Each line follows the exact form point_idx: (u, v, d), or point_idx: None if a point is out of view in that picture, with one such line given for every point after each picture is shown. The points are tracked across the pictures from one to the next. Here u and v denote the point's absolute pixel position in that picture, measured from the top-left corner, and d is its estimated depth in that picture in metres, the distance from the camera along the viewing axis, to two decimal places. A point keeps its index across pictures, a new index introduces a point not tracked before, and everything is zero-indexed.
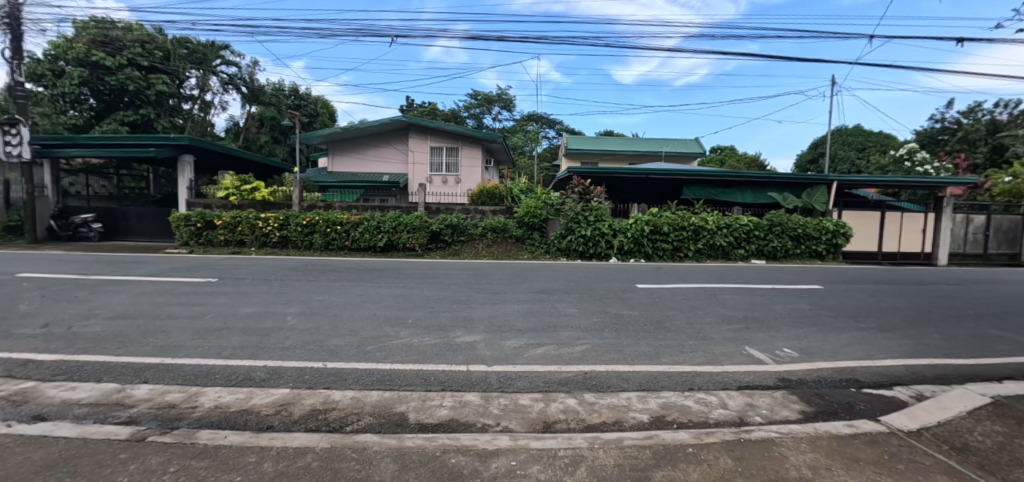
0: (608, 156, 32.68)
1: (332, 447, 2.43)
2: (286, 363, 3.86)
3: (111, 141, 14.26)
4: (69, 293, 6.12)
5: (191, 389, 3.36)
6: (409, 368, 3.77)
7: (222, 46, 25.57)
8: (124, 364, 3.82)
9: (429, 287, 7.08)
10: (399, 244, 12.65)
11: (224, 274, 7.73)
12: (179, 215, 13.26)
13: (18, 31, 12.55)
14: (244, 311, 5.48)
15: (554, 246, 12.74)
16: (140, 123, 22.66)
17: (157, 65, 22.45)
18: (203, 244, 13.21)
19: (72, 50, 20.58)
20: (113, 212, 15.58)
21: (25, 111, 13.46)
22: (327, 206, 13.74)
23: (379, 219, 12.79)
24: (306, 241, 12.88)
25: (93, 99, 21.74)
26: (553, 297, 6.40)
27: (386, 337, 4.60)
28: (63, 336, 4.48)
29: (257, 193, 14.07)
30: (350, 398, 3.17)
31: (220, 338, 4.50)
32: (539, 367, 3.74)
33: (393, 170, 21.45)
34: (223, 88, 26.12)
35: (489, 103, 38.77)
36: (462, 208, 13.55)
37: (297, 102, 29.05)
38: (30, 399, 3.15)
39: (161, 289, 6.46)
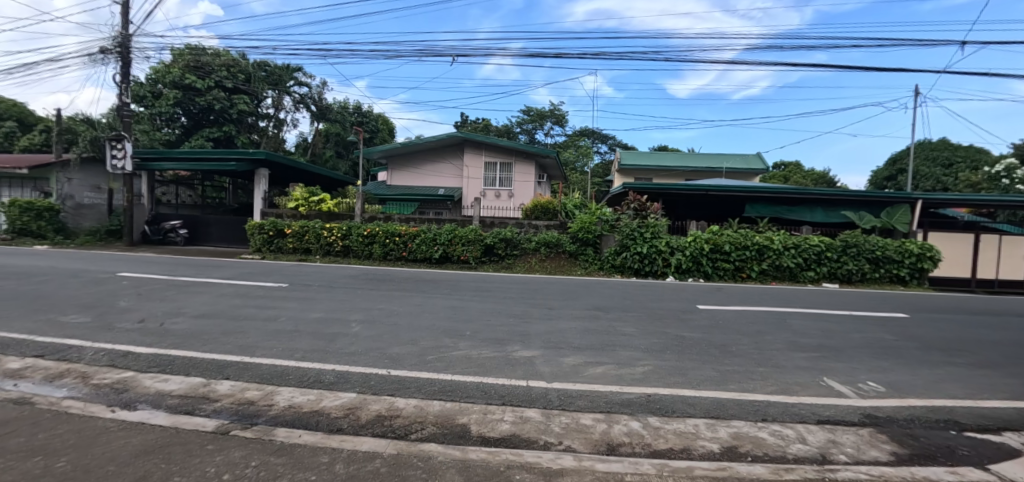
0: (657, 171, 31.95)
1: (399, 453, 2.50)
2: (353, 368, 4.03)
3: (198, 155, 15.76)
4: (160, 292, 6.77)
5: (268, 387, 3.58)
6: (468, 380, 3.81)
7: (295, 69, 27.66)
8: (209, 360, 4.15)
9: (484, 300, 7.17)
10: (454, 256, 12.95)
11: (293, 280, 8.26)
12: (254, 223, 14.34)
13: (126, 58, 14.26)
14: (312, 316, 5.80)
15: (609, 263, 12.57)
16: (223, 139, 24.92)
17: (240, 86, 24.80)
18: (274, 251, 14.18)
19: (170, 74, 23.29)
20: (197, 219, 17.07)
21: (129, 128, 15.17)
22: (387, 217, 14.39)
23: (435, 231, 13.18)
24: (366, 251, 13.50)
25: (184, 117, 24.18)
26: (609, 315, 6.27)
27: (445, 348, 4.68)
28: (156, 331, 4.96)
29: (323, 204, 14.99)
30: (415, 406, 3.27)
31: (291, 341, 4.78)
32: (600, 386, 3.67)
33: (447, 183, 22.12)
34: (295, 106, 28.30)
35: (541, 118, 39.25)
36: (516, 222, 13.75)
37: (360, 119, 30.91)
38: (131, 388, 3.52)
39: (237, 292, 7.00)
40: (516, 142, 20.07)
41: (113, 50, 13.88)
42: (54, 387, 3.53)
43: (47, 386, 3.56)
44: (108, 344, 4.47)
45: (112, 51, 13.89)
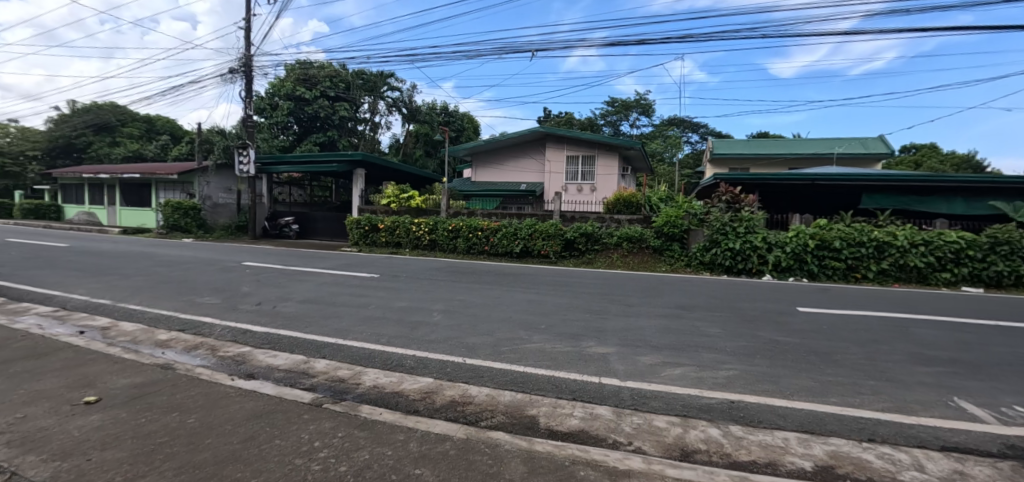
0: (744, 160, 29.33)
1: (468, 438, 2.64)
2: (432, 355, 4.27)
3: (307, 159, 17.88)
4: (275, 279, 7.78)
5: (356, 368, 3.93)
6: (540, 372, 3.84)
7: (388, 75, 29.74)
8: (309, 340, 4.66)
9: (560, 295, 7.18)
10: (534, 251, 13.17)
11: (384, 271, 8.97)
12: (352, 219, 15.86)
13: (249, 76, 16.43)
14: (398, 304, 6.25)
15: (696, 260, 11.84)
16: (327, 143, 27.94)
17: (340, 94, 27.40)
18: (369, 244, 15.64)
19: (284, 88, 26.48)
20: (306, 216, 19.16)
21: (252, 137, 17.47)
22: (470, 213, 14.92)
23: (516, 226, 13.51)
24: (450, 245, 14.20)
25: (295, 125, 27.44)
26: (693, 314, 5.94)
27: (520, 340, 4.75)
28: (268, 312, 5.72)
29: (412, 201, 16.12)
30: (487, 395, 3.38)
31: (379, 327, 5.18)
32: (677, 388, 3.47)
33: (529, 178, 22.42)
34: (389, 110, 30.54)
35: (627, 109, 38.22)
36: (597, 217, 13.60)
37: (447, 118, 32.46)
38: (248, 361, 4.11)
39: (336, 280, 7.78)
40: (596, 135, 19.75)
41: (239, 70, 16.06)
42: (192, 356, 4.25)
43: (188, 354, 4.31)
44: (231, 322, 5.25)
45: (238, 71, 16.06)
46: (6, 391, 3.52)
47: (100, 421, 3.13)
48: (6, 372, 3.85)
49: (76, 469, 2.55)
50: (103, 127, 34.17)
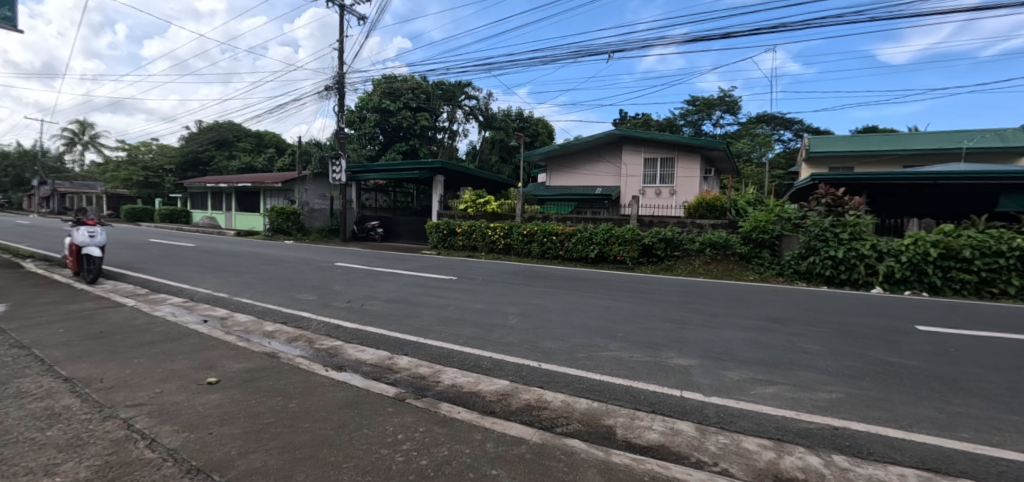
0: (840, 157, 26.50)
1: (543, 443, 2.65)
2: (508, 357, 4.37)
3: (391, 167, 19.39)
4: (362, 278, 8.43)
5: (436, 366, 4.14)
6: (617, 382, 3.76)
7: (465, 85, 31.01)
8: (393, 338, 4.97)
9: (638, 302, 6.96)
10: (610, 256, 12.94)
11: (461, 274, 9.32)
12: (432, 223, 16.79)
13: (342, 92, 18.00)
14: (475, 306, 6.48)
15: (790, 268, 10.95)
16: (409, 151, 29.40)
17: (421, 105, 29.09)
18: (447, 247, 16.45)
19: (372, 101, 28.71)
20: (390, 220, 20.69)
21: (343, 148, 19.12)
22: (545, 217, 15.09)
23: (591, 231, 13.36)
24: (526, 249, 14.52)
25: (381, 136, 29.55)
26: (788, 328, 5.52)
27: (596, 348, 4.70)
28: (356, 309, 6.21)
29: (488, 206, 16.62)
30: (562, 401, 3.38)
31: (457, 327, 5.38)
32: (769, 409, 3.20)
33: (605, 182, 22.14)
34: (466, 118, 31.83)
35: (709, 107, 36.43)
36: (678, 221, 13.17)
37: (522, 124, 33.04)
38: (339, 354, 4.50)
39: (416, 281, 8.23)
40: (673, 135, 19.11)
41: (333, 87, 17.66)
42: (292, 346, 4.73)
43: (289, 345, 4.81)
44: (325, 317, 5.76)
45: (333, 88, 17.67)
46: (150, 369, 4.19)
47: (219, 399, 3.58)
48: (150, 352, 4.58)
49: (201, 441, 2.94)
50: (224, 142, 39.49)
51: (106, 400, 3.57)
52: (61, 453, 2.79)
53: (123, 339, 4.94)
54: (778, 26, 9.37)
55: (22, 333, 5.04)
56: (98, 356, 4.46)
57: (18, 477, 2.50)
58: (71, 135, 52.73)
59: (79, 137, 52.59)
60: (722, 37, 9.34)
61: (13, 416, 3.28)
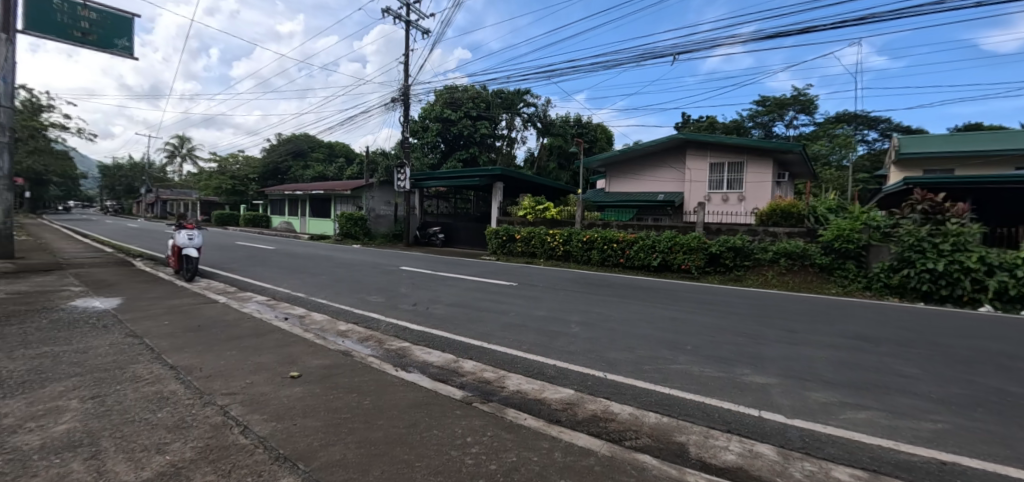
0: (936, 159, 23.84)
1: (613, 455, 2.63)
2: (571, 367, 4.67)
3: (453, 175, 20.27)
4: (428, 282, 8.86)
5: (501, 372, 4.48)
6: (688, 397, 3.78)
7: (524, 92, 31.50)
8: (458, 341, 5.42)
9: (705, 315, 7.00)
10: (674, 265, 12.52)
11: (523, 280, 9.51)
12: (491, 229, 17.31)
13: (407, 103, 18.91)
14: (538, 313, 6.76)
15: (879, 282, 9.99)
16: (469, 159, 30.44)
17: (481, 114, 29.97)
18: (506, 253, 16.88)
19: (434, 111, 30.07)
20: (450, 226, 21.59)
21: (407, 156, 20.05)
22: (605, 224, 14.94)
23: (654, 239, 13.03)
24: (585, 256, 14.45)
25: (442, 144, 30.85)
26: (878, 349, 5.19)
27: (665, 360, 4.91)
28: (422, 311, 6.54)
29: (547, 213, 17.09)
30: (630, 414, 3.41)
31: (522, 333, 5.83)
32: (861, 436, 2.98)
33: (667, 188, 21.45)
34: (524, 125, 32.33)
35: (781, 107, 34.31)
36: (749, 229, 12.55)
37: (580, 130, 32.85)
38: (407, 355, 4.91)
39: (479, 286, 8.51)
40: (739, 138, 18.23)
41: (399, 99, 18.58)
42: (364, 346, 5.10)
43: (361, 344, 5.16)
44: (394, 319, 6.12)
45: (398, 99, 18.62)
46: (240, 360, 4.65)
47: (301, 392, 3.88)
48: (240, 345, 5.08)
49: (286, 430, 3.21)
50: (300, 153, 43.03)
51: (205, 388, 3.99)
52: (170, 433, 3.15)
53: (218, 331, 5.54)
54: (867, 17, 8.65)
55: (135, 323, 5.78)
56: (197, 347, 5.01)
57: (136, 452, 2.86)
58: (173, 148, 59.89)
59: (179, 151, 59.60)
60: (798, 33, 8.78)
61: (132, 397, 3.76)
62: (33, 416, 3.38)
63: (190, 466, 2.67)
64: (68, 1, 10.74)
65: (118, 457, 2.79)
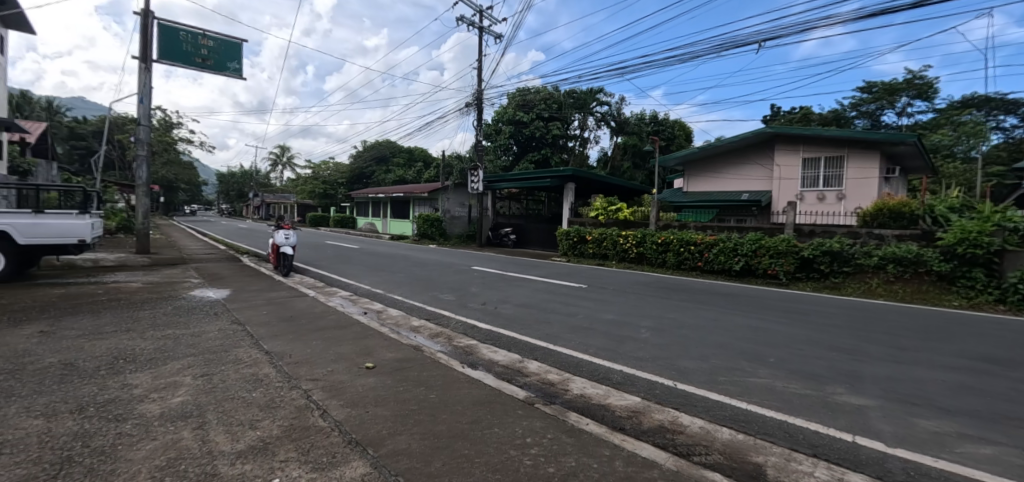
0: None
1: (678, 470, 2.48)
2: (639, 373, 4.50)
3: (524, 176, 20.64)
4: (497, 282, 9.04)
5: (565, 375, 4.45)
6: (768, 414, 3.46)
7: (597, 91, 31.26)
8: (524, 341, 5.45)
9: (793, 325, 6.39)
10: (759, 270, 11.60)
11: (593, 282, 9.35)
12: (563, 230, 17.45)
13: (480, 107, 19.57)
14: (607, 316, 6.61)
15: (1016, 293, 8.40)
16: (542, 160, 30.82)
17: (553, 114, 30.02)
18: (577, 254, 16.89)
19: (507, 113, 30.78)
20: (523, 228, 22.00)
21: (480, 159, 20.74)
22: (682, 225, 14.28)
23: (736, 241, 12.21)
24: (660, 259, 13.87)
25: (515, 146, 31.36)
26: (1018, 375, 4.38)
27: (742, 372, 4.54)
28: (490, 310, 6.71)
29: (620, 213, 17.20)
30: (701, 428, 3.20)
31: (589, 336, 5.71)
32: (986, 475, 2.51)
33: (754, 187, 20.04)
34: (597, 124, 32.20)
35: (891, 93, 30.36)
36: (849, 231, 11.27)
37: (656, 127, 31.72)
38: (474, 353, 5.04)
39: (548, 288, 8.52)
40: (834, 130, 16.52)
41: (473, 103, 19.30)
42: (434, 342, 5.33)
43: (430, 340, 5.39)
44: (461, 317, 6.33)
45: (473, 104, 19.34)
46: (323, 349, 5.06)
47: (375, 382, 4.14)
48: (324, 335, 5.54)
49: (359, 416, 3.44)
50: (382, 159, 46.46)
51: (292, 373, 4.39)
52: (262, 411, 3.52)
53: (306, 322, 6.11)
54: None
55: (239, 312, 6.57)
56: (287, 335, 5.55)
57: (234, 426, 3.23)
58: (275, 157, 67.70)
59: (281, 159, 67.01)
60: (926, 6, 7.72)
61: (233, 377, 4.26)
62: (158, 388, 3.98)
63: (275, 443, 2.96)
64: (192, 33, 12.52)
65: (219, 429, 3.18)
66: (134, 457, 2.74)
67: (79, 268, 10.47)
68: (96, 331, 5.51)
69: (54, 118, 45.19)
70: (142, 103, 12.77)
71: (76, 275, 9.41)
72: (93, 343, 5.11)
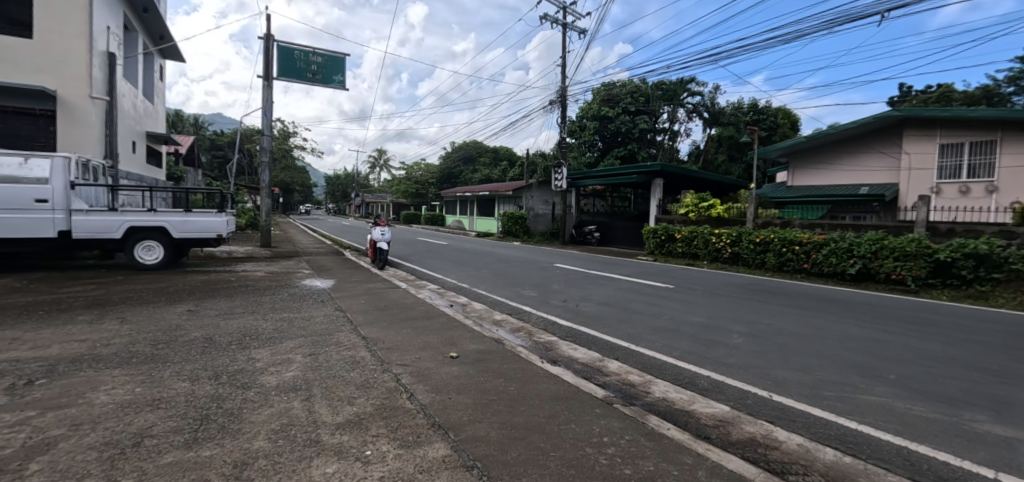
0: None
1: None
2: (729, 381, 4.22)
3: (610, 172, 20.34)
4: (579, 280, 8.98)
5: (647, 377, 4.31)
6: (884, 438, 3.03)
7: (689, 81, 30.22)
8: (605, 341, 5.36)
9: (926, 340, 5.49)
10: (881, 274, 10.17)
11: (681, 283, 8.89)
12: (649, 228, 16.88)
13: (564, 104, 19.56)
14: (694, 319, 6.26)
15: None
16: (627, 156, 29.94)
17: (641, 108, 29.17)
18: (664, 254, 16.19)
19: (592, 109, 30.13)
20: (608, 225, 21.57)
21: (564, 156, 20.61)
22: (785, 223, 13.36)
23: (852, 241, 10.83)
24: (758, 260, 12.87)
25: (599, 142, 30.78)
26: None
27: (851, 388, 4.04)
28: (570, 308, 6.70)
29: (713, 210, 15.90)
30: (799, 446, 2.90)
31: (675, 339, 5.45)
32: None
33: (873, 179, 17.88)
34: (689, 116, 30.87)
35: None
36: (1003, 230, 9.52)
37: (756, 117, 29.27)
38: (553, 349, 5.08)
39: (631, 287, 8.28)
40: (978, 110, 14.15)
41: (557, 101, 19.38)
42: (515, 336, 5.47)
43: (512, 334, 5.54)
44: (543, 314, 6.40)
45: (556, 102, 19.40)
46: (413, 337, 5.43)
47: (459, 371, 4.37)
48: (414, 325, 5.96)
49: (442, 401, 3.65)
50: (469, 159, 48.64)
51: (385, 357, 4.78)
52: (359, 390, 3.88)
53: (399, 311, 6.61)
54: None
55: (341, 300, 7.30)
56: (382, 323, 6.05)
57: (337, 401, 3.61)
58: (374, 160, 74.26)
59: (378, 162, 73.30)
60: None
61: (336, 357, 4.75)
62: (275, 363, 4.58)
63: (369, 419, 3.26)
64: (304, 52, 14.07)
65: (323, 403, 3.59)
66: (256, 421, 3.19)
67: (218, 258, 12.42)
68: (229, 311, 6.50)
69: (201, 132, 54.27)
70: (266, 116, 14.68)
71: (216, 264, 11.18)
72: (226, 321, 6.04)
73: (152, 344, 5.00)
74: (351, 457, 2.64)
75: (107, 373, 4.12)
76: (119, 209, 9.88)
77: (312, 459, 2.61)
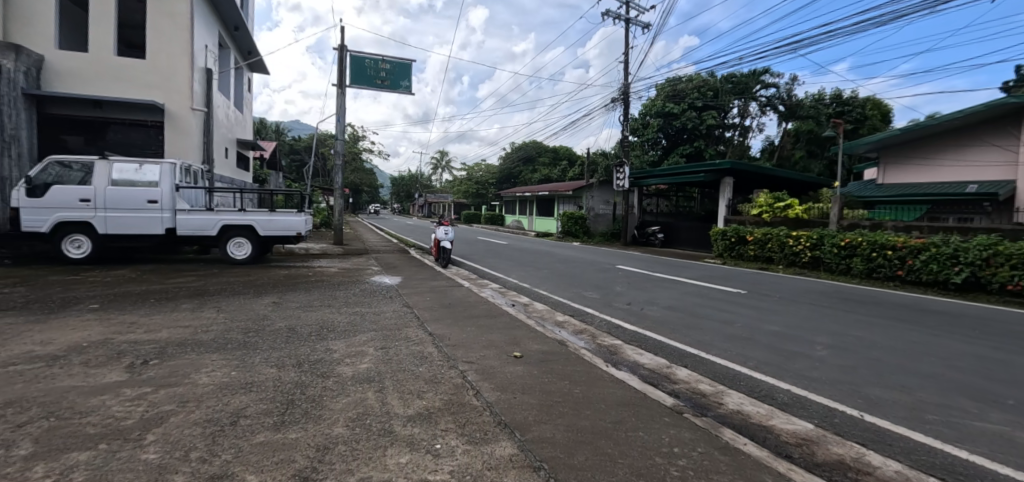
0: None
1: None
2: (813, 397, 3.87)
3: (675, 172, 19.66)
4: (644, 283, 8.70)
5: (719, 387, 4.06)
6: (1008, 472, 2.62)
7: (763, 73, 28.55)
8: (673, 347, 5.13)
9: None
10: (993, 285, 8.87)
11: (755, 289, 8.31)
12: (718, 230, 16.28)
13: (626, 102, 19.11)
14: (771, 328, 5.81)
15: None
16: (693, 154, 28.67)
17: (709, 103, 27.92)
18: (734, 256, 15.53)
19: (655, 106, 29.14)
20: (672, 226, 20.83)
21: (625, 155, 20.19)
22: (875, 225, 12.18)
23: (958, 246, 9.57)
24: (842, 266, 11.86)
25: (663, 139, 29.73)
26: None
27: (962, 413, 3.55)
28: (634, 311, 6.50)
29: (790, 210, 14.87)
30: (898, 474, 2.58)
31: (750, 348, 5.10)
32: None
33: (985, 176, 15.78)
34: (762, 110, 29.14)
35: None
36: None
37: (840, 109, 26.89)
38: (618, 352, 4.94)
39: (698, 291, 7.87)
40: None
41: (618, 98, 18.99)
42: (578, 338, 5.39)
43: (575, 336, 5.46)
44: (606, 316, 6.26)
45: (618, 100, 18.99)
46: (477, 335, 5.52)
47: (523, 371, 4.38)
48: (478, 323, 6.06)
49: (507, 400, 3.67)
50: (529, 159, 49.01)
51: (451, 353, 4.89)
52: (427, 384, 4.00)
53: (462, 309, 6.76)
54: None
55: (408, 296, 7.60)
56: (447, 320, 6.21)
57: (408, 394, 3.74)
58: (435, 162, 77.09)
59: (439, 163, 75.99)
60: None
61: (405, 352, 4.94)
62: (350, 354, 4.85)
63: (440, 413, 3.34)
64: (375, 60, 14.86)
65: (396, 394, 3.73)
66: (337, 408, 3.38)
67: (297, 254, 13.44)
68: (307, 303, 7.00)
69: (282, 138, 59.25)
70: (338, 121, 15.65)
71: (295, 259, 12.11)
72: (305, 313, 6.50)
73: (244, 332, 5.50)
74: (423, 449, 2.72)
75: (207, 357, 4.57)
76: (215, 209, 10.96)
77: (387, 448, 2.72)
